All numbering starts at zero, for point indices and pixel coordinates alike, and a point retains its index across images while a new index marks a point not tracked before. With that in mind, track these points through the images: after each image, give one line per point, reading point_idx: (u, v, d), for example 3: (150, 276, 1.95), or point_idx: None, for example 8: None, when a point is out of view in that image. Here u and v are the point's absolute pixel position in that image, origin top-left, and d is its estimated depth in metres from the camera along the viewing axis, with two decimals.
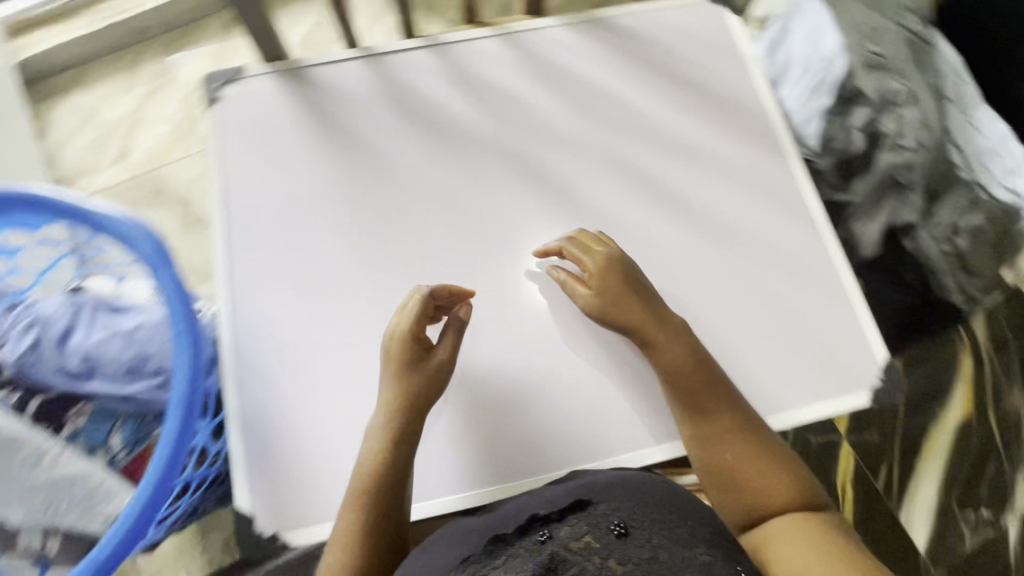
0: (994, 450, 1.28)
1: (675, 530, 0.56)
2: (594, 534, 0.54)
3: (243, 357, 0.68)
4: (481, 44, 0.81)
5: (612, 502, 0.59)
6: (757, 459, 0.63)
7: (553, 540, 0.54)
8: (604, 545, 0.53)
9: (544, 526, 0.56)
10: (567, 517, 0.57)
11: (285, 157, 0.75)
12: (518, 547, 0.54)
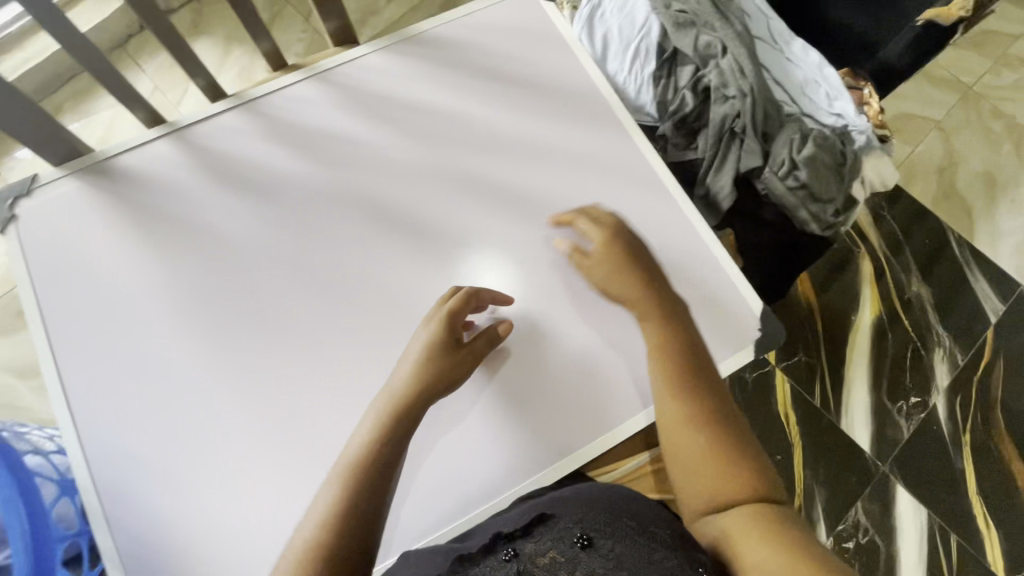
0: (908, 339, 1.36)
1: (631, 538, 0.56)
2: (558, 550, 0.56)
3: (107, 490, 0.63)
4: (293, 91, 0.77)
5: (574, 514, 0.60)
6: (724, 466, 0.59)
7: (519, 557, 0.56)
8: (567, 563, 0.54)
9: (509, 544, 0.58)
10: (529, 533, 0.59)
11: (107, 262, 0.69)
12: (484, 565, 0.57)
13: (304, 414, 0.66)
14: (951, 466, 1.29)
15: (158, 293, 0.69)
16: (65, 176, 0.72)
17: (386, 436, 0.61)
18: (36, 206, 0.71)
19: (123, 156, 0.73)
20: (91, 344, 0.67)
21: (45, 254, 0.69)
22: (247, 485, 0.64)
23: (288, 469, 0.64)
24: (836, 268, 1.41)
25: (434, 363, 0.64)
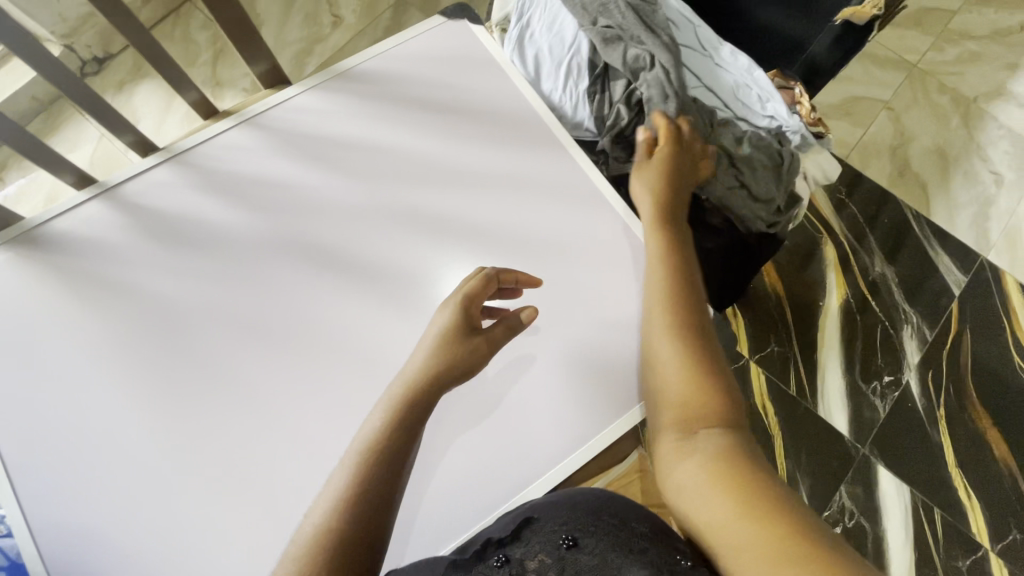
0: (877, 319, 1.38)
1: (617, 534, 0.56)
2: (545, 552, 0.57)
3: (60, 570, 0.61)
4: (224, 139, 0.76)
5: (559, 515, 0.60)
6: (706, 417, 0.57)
7: (510, 562, 0.58)
8: (555, 564, 0.56)
9: (499, 550, 0.60)
10: (518, 538, 0.60)
11: (42, 334, 0.68)
12: (477, 572, 0.58)
13: (259, 468, 0.65)
14: (929, 441, 1.30)
15: (99, 360, 0.67)
16: None
17: (397, 418, 0.60)
18: None
19: (52, 223, 0.71)
20: (31, 421, 0.65)
21: None
22: (208, 554, 0.62)
23: (246, 527, 0.63)
24: (802, 257, 1.43)
25: (452, 348, 0.63)
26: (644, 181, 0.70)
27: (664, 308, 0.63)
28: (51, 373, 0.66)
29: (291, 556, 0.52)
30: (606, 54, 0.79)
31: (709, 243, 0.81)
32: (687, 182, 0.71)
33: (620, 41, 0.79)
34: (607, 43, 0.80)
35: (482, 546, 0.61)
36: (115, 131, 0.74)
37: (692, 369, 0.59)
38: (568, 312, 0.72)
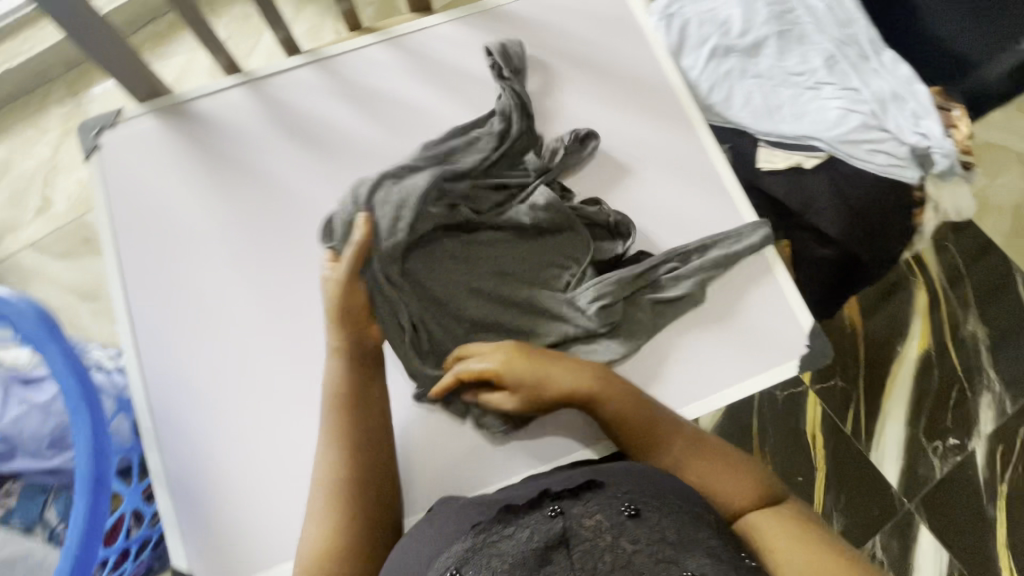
0: (956, 379, 1.30)
1: (683, 515, 0.55)
2: (605, 514, 0.53)
3: (159, 414, 0.66)
4: (366, 52, 0.78)
5: (625, 485, 0.58)
6: (718, 467, 0.62)
7: (565, 515, 0.53)
8: (613, 529, 0.52)
9: (556, 501, 0.55)
10: (579, 497, 0.56)
11: (174, 202, 0.73)
12: (528, 519, 0.54)
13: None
14: (982, 514, 1.24)
15: (222, 234, 0.72)
16: (147, 114, 0.76)
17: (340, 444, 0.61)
18: (118, 138, 0.75)
19: (199, 99, 0.76)
20: (156, 273, 0.71)
21: (121, 186, 0.73)
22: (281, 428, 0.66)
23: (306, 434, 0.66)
24: (882, 295, 1.35)
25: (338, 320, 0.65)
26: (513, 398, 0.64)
27: (617, 424, 0.62)
28: (178, 235, 0.72)
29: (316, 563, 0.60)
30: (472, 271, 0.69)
31: (818, 252, 0.77)
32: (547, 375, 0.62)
33: (482, 158, 0.72)
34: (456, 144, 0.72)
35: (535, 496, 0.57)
36: (271, 25, 0.78)
37: (650, 435, 0.62)
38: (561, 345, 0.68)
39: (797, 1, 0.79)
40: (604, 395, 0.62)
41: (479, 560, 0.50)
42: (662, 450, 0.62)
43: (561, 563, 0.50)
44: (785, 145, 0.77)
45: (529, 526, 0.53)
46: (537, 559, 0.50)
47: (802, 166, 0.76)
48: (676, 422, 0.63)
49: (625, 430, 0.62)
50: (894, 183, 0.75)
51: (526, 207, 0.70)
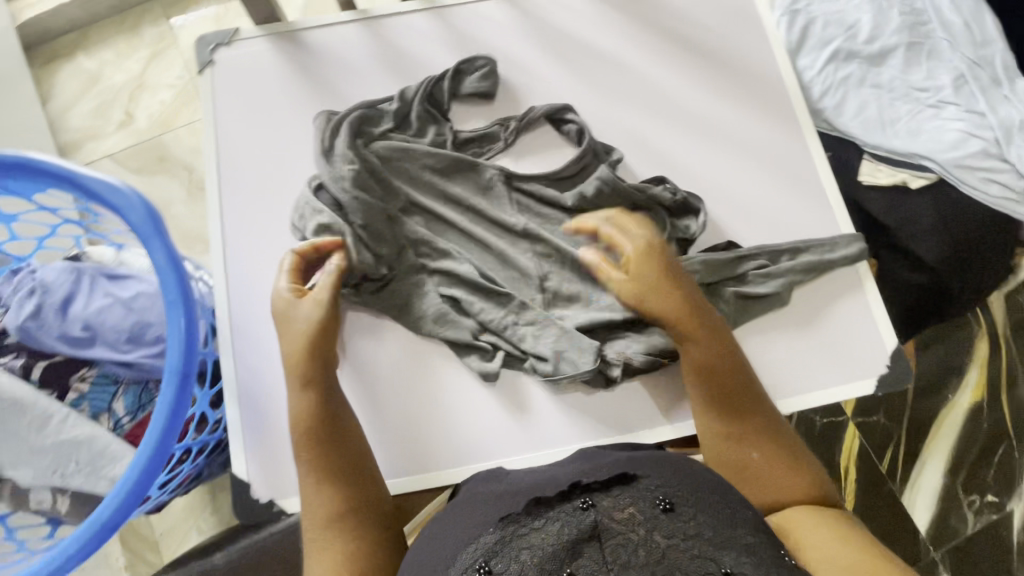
0: (1004, 434, 1.21)
1: (722, 510, 0.47)
2: (639, 508, 0.46)
3: (238, 326, 0.69)
4: (481, 7, 0.78)
5: (658, 478, 0.49)
6: (780, 463, 0.57)
7: (597, 509, 0.46)
8: (648, 524, 0.45)
9: (585, 493, 0.47)
10: (610, 488, 0.48)
11: (277, 127, 0.74)
12: (556, 511, 0.46)
13: (412, 310, 0.68)
14: None
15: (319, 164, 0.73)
16: (262, 37, 0.77)
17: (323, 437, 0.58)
18: (232, 56, 0.76)
19: (315, 30, 0.77)
20: (251, 193, 0.72)
21: (229, 103, 0.75)
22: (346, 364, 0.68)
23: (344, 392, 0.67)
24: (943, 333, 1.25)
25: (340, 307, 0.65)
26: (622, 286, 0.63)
27: (700, 366, 0.60)
28: (277, 160, 0.73)
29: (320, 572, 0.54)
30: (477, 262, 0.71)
31: (907, 277, 0.74)
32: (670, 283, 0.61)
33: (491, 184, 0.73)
34: (478, 143, 0.75)
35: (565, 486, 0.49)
36: None
37: (732, 394, 0.59)
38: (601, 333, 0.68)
39: (933, 16, 0.77)
40: (696, 331, 0.60)
41: (508, 556, 0.44)
42: (739, 415, 0.59)
43: (594, 559, 0.43)
44: (893, 162, 0.74)
45: (558, 520, 0.45)
46: (567, 554, 0.43)
47: (907, 187, 0.73)
48: (765, 405, 0.60)
49: (709, 374, 0.60)
50: (1001, 217, 0.72)
51: (575, 192, 0.71)
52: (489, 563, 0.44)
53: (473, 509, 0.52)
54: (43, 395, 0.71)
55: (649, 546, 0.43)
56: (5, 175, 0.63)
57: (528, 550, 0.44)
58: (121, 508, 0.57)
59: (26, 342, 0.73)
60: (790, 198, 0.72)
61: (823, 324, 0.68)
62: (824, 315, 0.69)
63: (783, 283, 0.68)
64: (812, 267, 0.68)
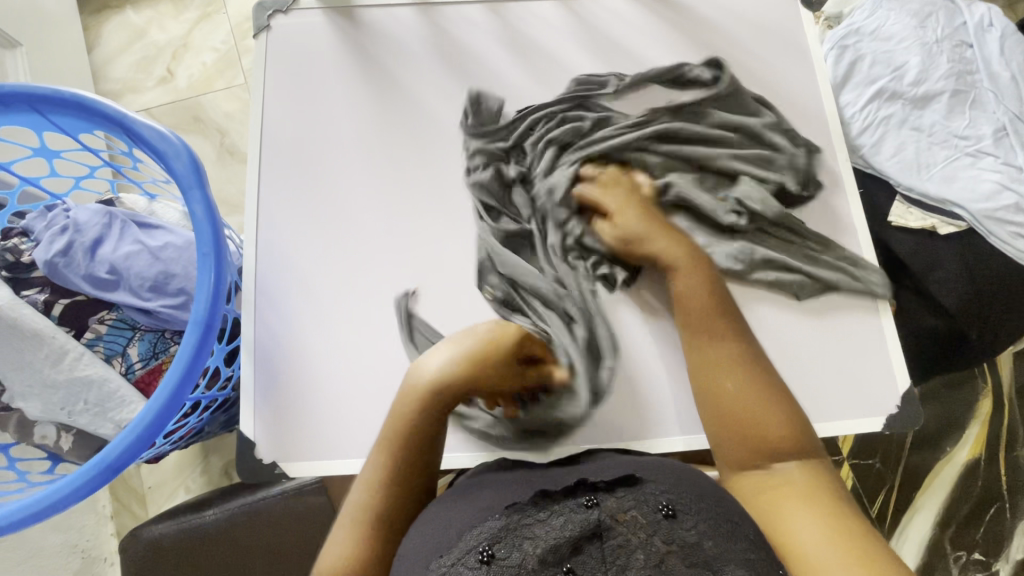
0: (1000, 494, 1.16)
1: (721, 522, 0.47)
2: (640, 511, 0.46)
3: (262, 288, 0.71)
4: (536, 5, 0.80)
5: (663, 486, 0.50)
6: (762, 396, 0.57)
7: (600, 507, 0.47)
8: (650, 528, 0.45)
9: (591, 493, 0.49)
10: (614, 490, 0.49)
11: (327, 98, 0.76)
12: (561, 507, 0.48)
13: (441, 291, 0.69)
14: None
15: (363, 141, 0.75)
16: (321, 9, 0.79)
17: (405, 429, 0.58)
18: (289, 25, 0.78)
19: (373, 8, 0.79)
20: (293, 162, 0.74)
21: (283, 70, 0.77)
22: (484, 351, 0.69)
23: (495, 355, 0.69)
24: (949, 383, 1.21)
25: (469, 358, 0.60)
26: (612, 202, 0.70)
27: (688, 296, 0.63)
28: (323, 131, 0.75)
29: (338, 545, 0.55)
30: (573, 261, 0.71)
31: (924, 321, 0.75)
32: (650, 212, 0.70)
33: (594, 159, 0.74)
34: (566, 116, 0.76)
35: (572, 486, 0.50)
36: None
37: (713, 320, 0.61)
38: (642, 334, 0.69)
39: (982, 66, 0.77)
40: (683, 264, 0.64)
41: (511, 543, 0.45)
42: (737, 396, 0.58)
43: (594, 558, 0.43)
44: (923, 205, 0.75)
45: (562, 514, 0.47)
46: (567, 550, 0.44)
47: (935, 231, 0.74)
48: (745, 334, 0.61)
49: (699, 302, 0.62)
50: None
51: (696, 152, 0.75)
52: (492, 548, 0.45)
53: (480, 497, 0.55)
54: (62, 330, 0.72)
55: (648, 548, 0.44)
56: (54, 110, 0.64)
57: (530, 541, 0.45)
58: (128, 450, 0.57)
59: (52, 279, 0.74)
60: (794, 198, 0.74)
61: (778, 280, 0.71)
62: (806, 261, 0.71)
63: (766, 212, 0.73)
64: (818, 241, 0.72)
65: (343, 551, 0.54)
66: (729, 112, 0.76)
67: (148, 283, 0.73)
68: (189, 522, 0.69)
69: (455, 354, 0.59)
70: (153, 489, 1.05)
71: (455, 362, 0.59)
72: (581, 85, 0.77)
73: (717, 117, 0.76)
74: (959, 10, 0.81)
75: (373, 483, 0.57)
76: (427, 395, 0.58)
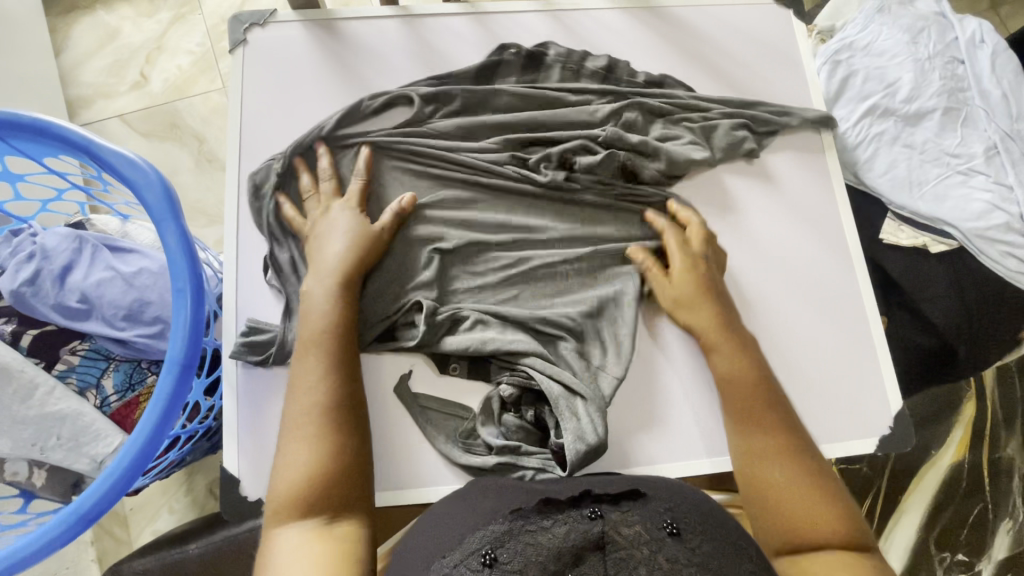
0: (983, 496, 1.17)
1: (724, 542, 0.46)
2: (645, 526, 0.45)
3: (244, 316, 0.68)
4: (523, 17, 0.77)
5: (666, 502, 0.49)
6: (799, 465, 0.55)
7: (604, 519, 0.45)
8: (651, 544, 0.43)
9: (594, 504, 0.48)
10: (619, 504, 0.48)
11: (306, 113, 0.73)
12: (565, 515, 0.47)
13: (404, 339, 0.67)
14: None
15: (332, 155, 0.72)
16: (299, 21, 0.76)
17: (326, 340, 0.59)
18: (266, 38, 0.75)
19: (353, 20, 0.76)
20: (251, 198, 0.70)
21: (263, 85, 0.74)
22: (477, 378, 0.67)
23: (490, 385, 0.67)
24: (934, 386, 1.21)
25: (365, 236, 0.65)
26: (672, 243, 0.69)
27: (732, 373, 0.62)
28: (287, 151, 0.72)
29: (292, 461, 0.52)
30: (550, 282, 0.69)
31: (916, 339, 0.74)
32: (714, 276, 0.68)
33: (536, 205, 0.72)
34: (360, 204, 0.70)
35: (579, 495, 0.49)
36: None
37: (755, 405, 0.60)
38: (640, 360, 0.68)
39: (973, 83, 0.77)
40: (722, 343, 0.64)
41: (514, 548, 0.44)
42: (763, 426, 0.59)
43: (596, 569, 0.42)
44: (915, 223, 0.75)
45: (565, 523, 0.45)
46: (570, 560, 0.42)
47: (927, 249, 0.74)
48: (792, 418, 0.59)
49: (742, 381, 0.61)
50: (1018, 290, 0.72)
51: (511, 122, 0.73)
52: (495, 552, 0.44)
53: (484, 500, 0.53)
54: (31, 363, 0.69)
55: (651, 564, 0.42)
56: (15, 135, 0.60)
57: (534, 545, 0.43)
58: (103, 499, 0.54)
59: (19, 309, 0.70)
60: (685, 98, 0.75)
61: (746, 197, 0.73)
62: (777, 126, 0.74)
63: (658, 106, 0.74)
64: (748, 120, 0.74)
65: (307, 457, 0.52)
66: (556, 82, 0.75)
67: (118, 313, 0.70)
68: (169, 559, 0.67)
69: (343, 245, 0.64)
70: (131, 513, 1.01)
71: (347, 248, 0.64)
72: (353, 109, 0.72)
73: (547, 83, 0.75)
74: (951, 25, 0.80)
75: (308, 392, 0.56)
76: (342, 282, 0.62)
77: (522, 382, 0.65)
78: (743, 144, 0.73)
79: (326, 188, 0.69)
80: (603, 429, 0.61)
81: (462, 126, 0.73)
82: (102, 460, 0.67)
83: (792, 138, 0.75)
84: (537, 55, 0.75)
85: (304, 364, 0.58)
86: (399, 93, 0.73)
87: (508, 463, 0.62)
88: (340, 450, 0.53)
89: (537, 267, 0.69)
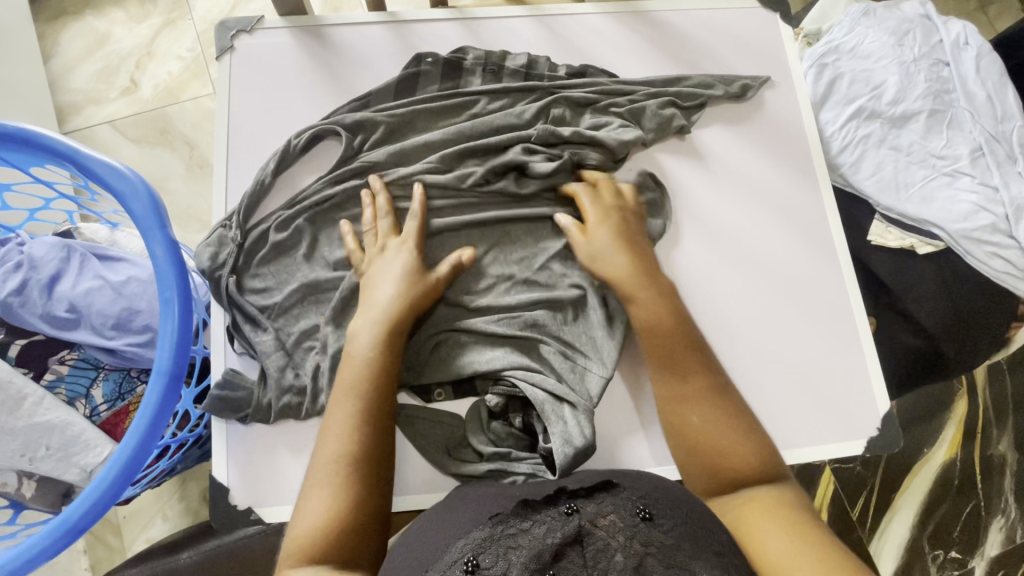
0: (975, 493, 1.18)
1: (698, 524, 0.46)
2: (619, 514, 0.46)
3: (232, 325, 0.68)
4: (511, 22, 0.78)
5: (641, 490, 0.50)
6: (731, 419, 0.55)
7: (580, 513, 0.46)
8: (627, 530, 0.44)
9: (570, 499, 0.48)
10: (593, 496, 0.49)
11: (293, 119, 0.73)
12: (542, 515, 0.47)
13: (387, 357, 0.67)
14: None
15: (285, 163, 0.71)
16: (286, 28, 0.76)
17: (369, 380, 0.56)
18: (253, 46, 0.75)
19: (341, 26, 0.76)
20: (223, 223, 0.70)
21: (249, 93, 0.74)
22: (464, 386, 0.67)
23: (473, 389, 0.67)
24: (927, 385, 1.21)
25: (410, 278, 0.63)
26: (591, 202, 0.68)
27: (650, 322, 0.61)
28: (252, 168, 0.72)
29: (315, 509, 0.50)
30: (527, 293, 0.69)
31: (905, 339, 0.75)
32: (632, 225, 0.67)
33: (513, 216, 0.71)
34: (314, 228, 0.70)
35: (553, 494, 0.50)
36: None
37: (678, 355, 0.59)
38: (630, 364, 0.68)
39: (958, 85, 0.77)
40: (642, 294, 0.62)
41: (495, 553, 0.44)
42: (685, 377, 0.58)
43: (575, 562, 0.42)
44: (902, 225, 0.75)
45: (542, 522, 0.46)
46: (551, 557, 0.42)
47: (913, 250, 0.75)
48: (705, 358, 0.60)
49: (664, 332, 0.60)
50: (1004, 290, 0.72)
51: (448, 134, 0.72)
52: (476, 558, 0.44)
53: (466, 510, 0.53)
54: (19, 373, 0.69)
55: (627, 550, 0.43)
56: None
57: (514, 547, 0.43)
58: (92, 511, 0.54)
59: (8, 319, 0.70)
60: (609, 85, 0.75)
61: (724, 198, 0.74)
62: (700, 101, 0.75)
63: (582, 97, 0.74)
64: (673, 96, 0.75)
65: (321, 514, 0.50)
66: (476, 87, 0.75)
67: (107, 322, 0.70)
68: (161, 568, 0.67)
69: (391, 286, 0.62)
70: (124, 522, 1.00)
71: (394, 295, 0.61)
72: (284, 154, 0.71)
73: (468, 89, 0.74)
74: (936, 27, 0.81)
75: (344, 440, 0.54)
76: (384, 334, 0.59)
77: (506, 391, 0.65)
78: (673, 120, 0.73)
79: (380, 228, 0.67)
80: (591, 431, 0.61)
81: (393, 152, 0.71)
82: (92, 469, 0.67)
83: (720, 110, 0.76)
84: (454, 62, 0.74)
85: (338, 415, 0.55)
86: (325, 126, 0.71)
87: (499, 471, 0.62)
88: (363, 506, 0.51)
89: (516, 280, 0.69)
